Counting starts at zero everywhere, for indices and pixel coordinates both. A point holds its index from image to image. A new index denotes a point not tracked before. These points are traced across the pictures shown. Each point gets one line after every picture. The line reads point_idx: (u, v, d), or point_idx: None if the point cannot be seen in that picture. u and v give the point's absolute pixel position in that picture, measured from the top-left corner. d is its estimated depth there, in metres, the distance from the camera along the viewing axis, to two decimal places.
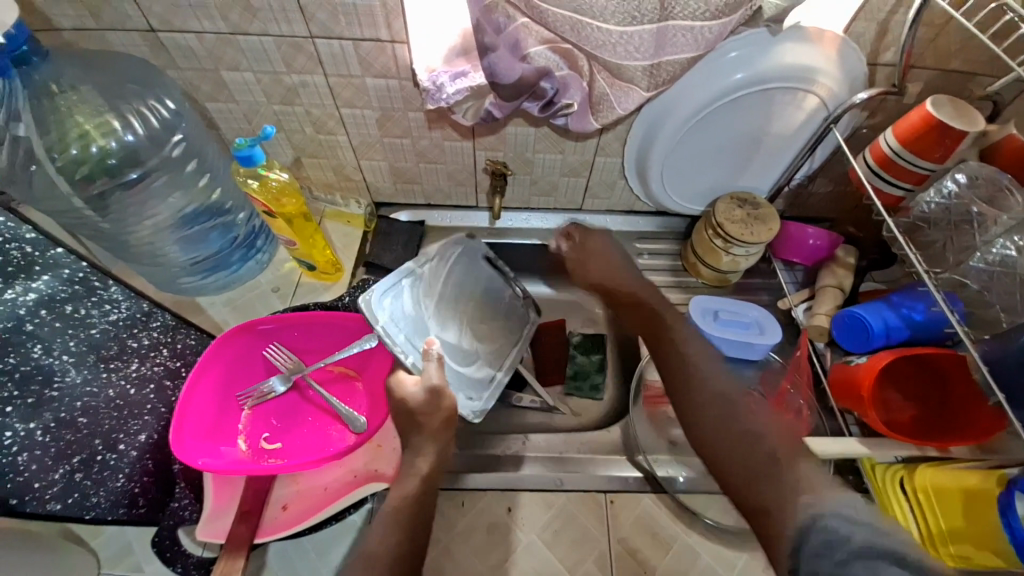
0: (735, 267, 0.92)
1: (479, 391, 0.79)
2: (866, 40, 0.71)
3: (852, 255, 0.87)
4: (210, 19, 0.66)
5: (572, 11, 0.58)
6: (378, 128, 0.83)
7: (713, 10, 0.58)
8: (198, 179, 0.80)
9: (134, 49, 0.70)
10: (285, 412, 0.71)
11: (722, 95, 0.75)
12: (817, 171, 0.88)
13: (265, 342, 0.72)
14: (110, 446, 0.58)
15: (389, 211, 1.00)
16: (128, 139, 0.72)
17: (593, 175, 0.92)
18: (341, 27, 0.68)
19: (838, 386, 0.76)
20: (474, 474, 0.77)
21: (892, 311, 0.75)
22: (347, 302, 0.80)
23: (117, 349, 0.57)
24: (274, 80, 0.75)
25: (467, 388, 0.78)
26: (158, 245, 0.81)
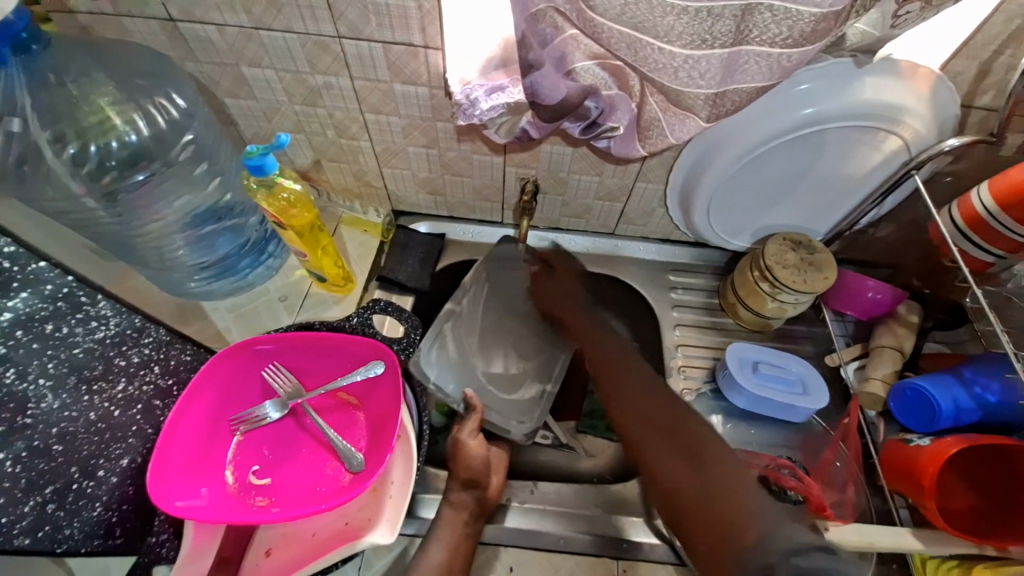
0: (780, 314, 0.83)
1: (529, 412, 0.83)
2: (963, 80, 0.61)
3: (915, 313, 0.78)
4: (232, 11, 0.61)
5: (631, 28, 0.50)
6: (404, 135, 0.77)
7: (796, 37, 0.49)
8: (209, 181, 0.76)
9: (151, 38, 0.65)
10: (278, 442, 0.68)
11: (787, 132, 0.67)
12: (882, 217, 0.79)
13: (264, 362, 0.68)
14: (88, 474, 0.53)
15: (408, 221, 0.94)
16: (131, 139, 0.69)
17: (631, 201, 0.85)
18: (370, 28, 0.61)
19: (889, 466, 0.69)
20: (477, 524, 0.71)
21: (964, 389, 0.66)
22: (355, 323, 0.71)
23: (103, 368, 0.54)
24: (296, 79, 0.70)
25: (518, 413, 0.83)
26: (166, 246, 0.76)
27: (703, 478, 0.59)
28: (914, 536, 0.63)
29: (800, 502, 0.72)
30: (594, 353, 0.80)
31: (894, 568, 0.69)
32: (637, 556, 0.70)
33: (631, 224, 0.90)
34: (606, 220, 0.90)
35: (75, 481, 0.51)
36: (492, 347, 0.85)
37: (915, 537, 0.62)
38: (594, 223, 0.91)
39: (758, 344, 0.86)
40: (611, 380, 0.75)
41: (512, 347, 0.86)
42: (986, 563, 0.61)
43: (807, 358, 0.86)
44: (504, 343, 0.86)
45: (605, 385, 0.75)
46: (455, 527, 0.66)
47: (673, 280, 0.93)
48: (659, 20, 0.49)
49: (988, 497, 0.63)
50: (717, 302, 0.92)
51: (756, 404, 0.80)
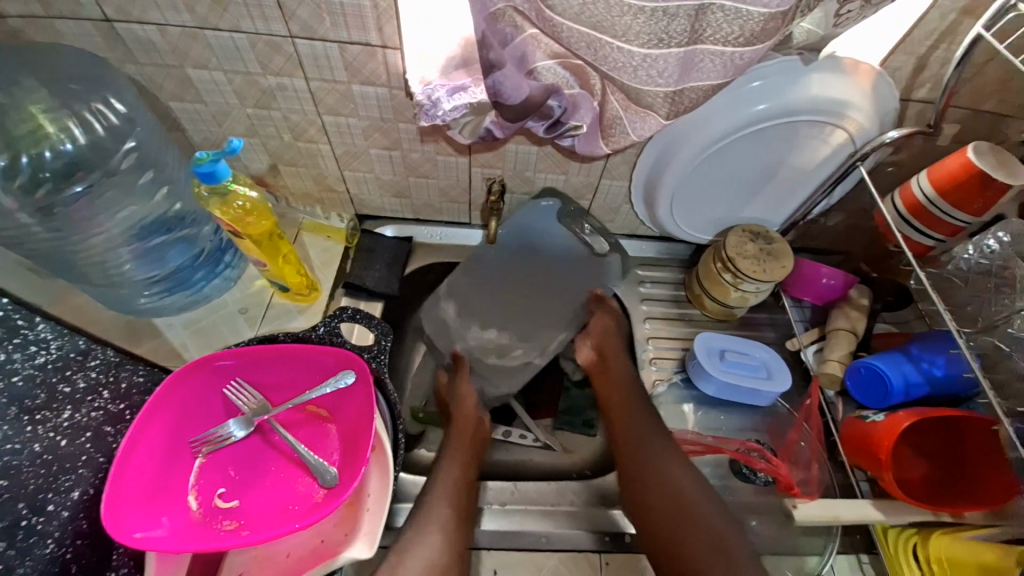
0: (743, 303, 0.86)
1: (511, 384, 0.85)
2: (902, 75, 0.65)
3: (865, 296, 0.81)
4: (175, 10, 0.58)
5: (590, 28, 0.51)
6: (365, 138, 0.75)
7: (748, 36, 0.51)
8: (155, 191, 0.72)
9: (86, 40, 0.61)
10: (245, 461, 0.65)
11: (743, 128, 0.69)
12: (833, 207, 0.83)
13: (225, 380, 0.65)
14: (37, 509, 0.49)
15: (373, 225, 0.92)
16: (66, 148, 0.65)
17: (597, 199, 0.86)
18: (324, 27, 0.59)
19: (849, 441, 0.73)
20: None
21: (912, 365, 0.70)
22: (322, 333, 0.69)
23: (46, 397, 0.50)
24: (248, 81, 0.66)
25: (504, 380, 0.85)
26: (111, 261, 0.72)
27: (683, 521, 0.64)
28: (875, 508, 0.66)
29: (771, 483, 0.77)
30: (605, 371, 0.81)
31: (858, 539, 0.72)
32: (619, 548, 0.71)
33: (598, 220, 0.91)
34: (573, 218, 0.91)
35: (25, 517, 0.47)
36: (488, 315, 0.89)
37: (876, 508, 0.66)
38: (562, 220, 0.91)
39: (723, 333, 0.88)
40: (620, 403, 0.77)
41: (507, 318, 0.89)
42: (941, 529, 0.65)
43: (770, 344, 0.89)
44: (501, 313, 0.89)
45: (609, 404, 0.77)
46: (457, 465, 0.70)
47: (641, 274, 0.95)
48: (617, 19, 0.49)
49: (937, 463, 0.68)
50: (683, 294, 0.94)
51: (724, 390, 0.83)
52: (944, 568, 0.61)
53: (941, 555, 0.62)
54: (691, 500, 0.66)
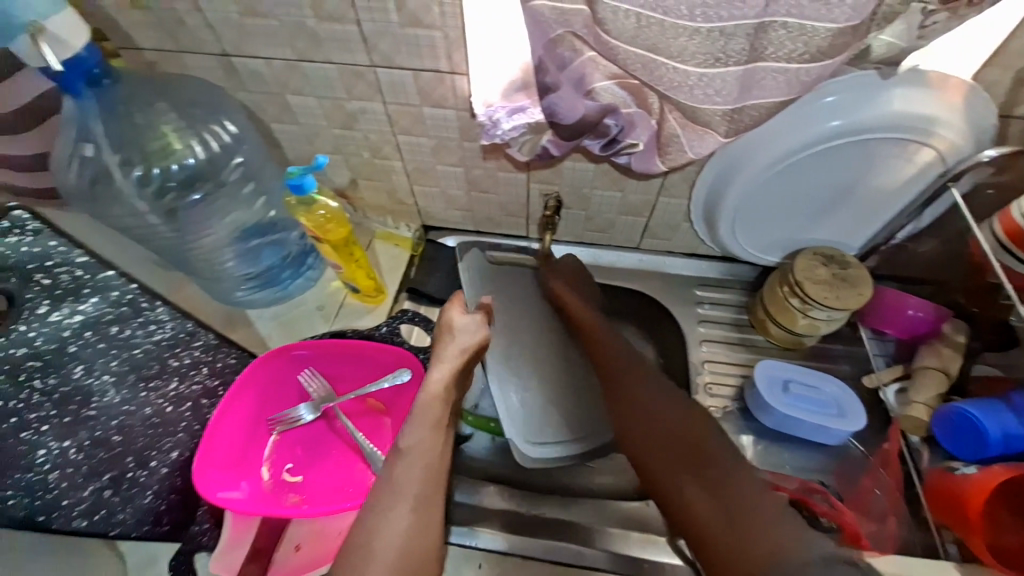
0: (813, 331, 0.80)
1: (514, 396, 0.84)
2: (1000, 89, 0.59)
3: (962, 332, 0.73)
4: (279, 47, 0.67)
5: (646, 50, 0.52)
6: (433, 155, 0.81)
7: (814, 52, 0.50)
8: (255, 200, 0.83)
9: (208, 72, 0.72)
10: (311, 442, 0.71)
11: (811, 146, 0.66)
12: (924, 231, 0.75)
13: (299, 367, 0.72)
14: (141, 463, 0.58)
15: (438, 236, 0.98)
16: (189, 162, 0.75)
17: (655, 216, 0.85)
18: (400, 56, 0.66)
19: (934, 497, 0.66)
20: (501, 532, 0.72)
21: (1015, 414, 0.62)
22: (385, 333, 0.76)
23: (158, 369, 0.59)
24: (335, 105, 0.75)
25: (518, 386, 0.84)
26: (216, 259, 0.83)
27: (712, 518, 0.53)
28: (959, 573, 0.58)
29: (833, 531, 0.67)
30: (607, 359, 0.75)
31: None
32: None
33: (656, 238, 0.90)
34: (630, 234, 0.90)
35: (130, 469, 0.57)
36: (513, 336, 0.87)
37: (961, 574, 0.58)
38: (619, 237, 0.91)
39: (789, 362, 0.83)
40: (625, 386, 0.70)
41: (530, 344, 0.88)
42: None
43: (844, 379, 0.82)
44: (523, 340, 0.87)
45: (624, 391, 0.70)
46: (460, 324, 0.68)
47: (700, 295, 0.92)
48: (671, 41, 0.50)
49: None
50: (746, 318, 0.89)
51: (786, 424, 0.77)
52: None
53: None
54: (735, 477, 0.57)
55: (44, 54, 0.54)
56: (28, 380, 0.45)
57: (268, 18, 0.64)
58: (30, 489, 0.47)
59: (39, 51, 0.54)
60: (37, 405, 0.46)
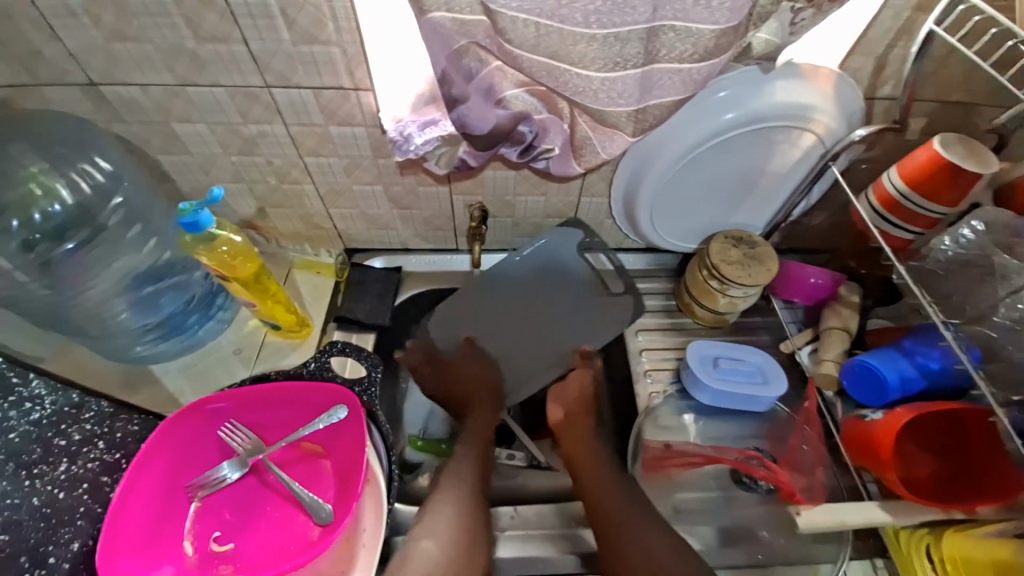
0: (733, 309, 0.86)
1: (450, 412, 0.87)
2: (863, 75, 0.67)
3: (856, 293, 0.82)
4: (156, 71, 0.61)
5: (549, 57, 0.53)
6: (347, 175, 0.77)
7: (702, 52, 0.53)
8: (144, 242, 0.74)
9: (74, 105, 0.64)
10: (240, 504, 0.64)
11: (712, 138, 0.71)
12: (815, 206, 0.83)
13: (219, 422, 0.65)
14: (36, 562, 0.51)
15: (363, 258, 0.93)
16: (55, 210, 0.67)
17: (579, 216, 0.87)
18: (298, 75, 0.62)
19: (851, 443, 0.72)
20: None
21: (906, 360, 0.70)
22: (314, 369, 0.70)
23: (43, 451, 0.55)
24: (230, 130, 0.69)
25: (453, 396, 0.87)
26: (106, 312, 0.73)
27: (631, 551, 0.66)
28: (882, 509, 0.65)
29: (773, 491, 0.75)
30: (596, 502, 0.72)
31: (871, 543, 0.71)
32: None
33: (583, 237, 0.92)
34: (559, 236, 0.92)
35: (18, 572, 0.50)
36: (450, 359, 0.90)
37: (883, 510, 0.65)
38: None
39: (717, 340, 0.88)
40: (623, 533, 0.67)
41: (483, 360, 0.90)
42: (954, 526, 0.64)
43: (765, 348, 0.89)
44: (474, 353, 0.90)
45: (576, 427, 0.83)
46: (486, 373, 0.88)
47: (631, 287, 0.95)
48: (572, 48, 0.51)
49: (946, 461, 0.66)
50: (674, 303, 0.94)
51: (721, 398, 0.82)
52: (959, 569, 0.60)
53: (955, 555, 0.61)
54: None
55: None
56: None
57: (139, 41, 0.58)
58: None
59: None
60: None
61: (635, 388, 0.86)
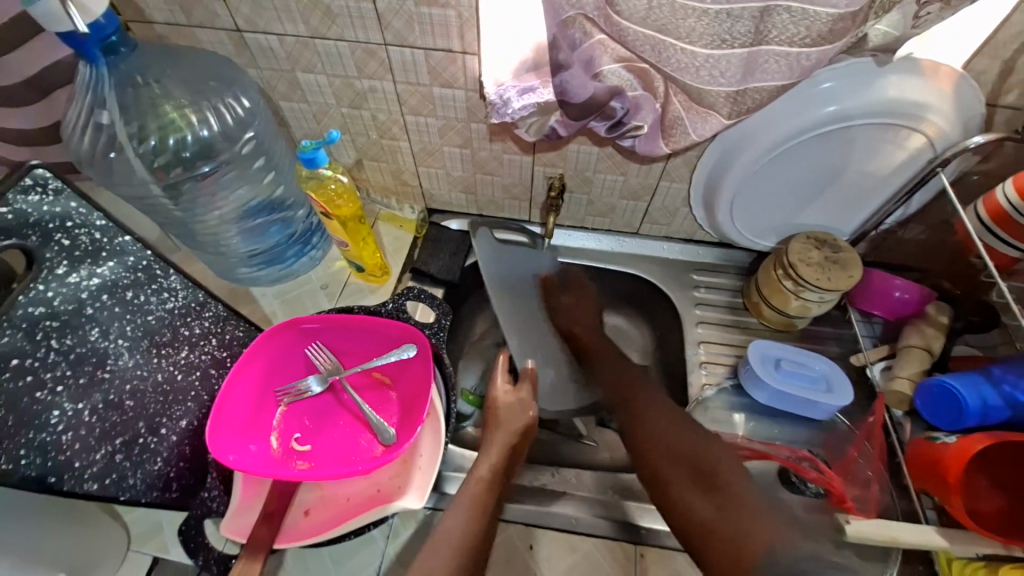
0: (804, 313, 0.83)
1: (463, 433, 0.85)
2: (988, 78, 0.62)
3: (945, 314, 0.77)
4: (292, 22, 0.68)
5: (655, 31, 0.54)
6: (440, 136, 0.83)
7: (815, 37, 0.52)
8: (264, 175, 0.83)
9: (219, 46, 0.73)
10: (318, 413, 0.73)
11: (810, 130, 0.69)
12: (911, 217, 0.79)
13: (307, 341, 0.73)
14: (151, 430, 0.59)
15: (441, 219, 1.00)
16: (204, 134, 0.76)
17: (655, 200, 0.88)
18: (414, 36, 0.68)
19: (915, 464, 0.69)
20: (512, 505, 0.73)
21: (992, 387, 0.65)
22: (391, 308, 0.77)
23: (170, 336, 0.61)
24: (345, 83, 0.76)
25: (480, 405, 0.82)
26: (221, 235, 0.84)
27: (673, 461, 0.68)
28: (939, 534, 0.62)
29: (821, 495, 0.73)
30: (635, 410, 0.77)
31: (920, 570, 0.67)
32: (654, 541, 0.71)
33: (655, 223, 0.93)
34: (630, 219, 0.93)
35: (141, 434, 0.57)
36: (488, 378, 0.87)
37: (940, 536, 0.62)
38: (618, 221, 0.94)
39: (780, 342, 0.86)
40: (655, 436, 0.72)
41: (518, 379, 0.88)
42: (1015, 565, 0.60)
43: (833, 359, 0.86)
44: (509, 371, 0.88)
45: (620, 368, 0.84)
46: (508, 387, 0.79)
47: (696, 279, 0.95)
48: (680, 22, 0.53)
49: (1013, 497, 0.62)
50: (741, 301, 0.93)
51: (777, 399, 0.80)
52: None
53: None
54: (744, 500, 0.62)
55: (73, 18, 0.55)
56: (46, 339, 0.47)
57: None
58: (43, 449, 0.48)
59: (67, 15, 0.55)
60: (54, 364, 0.48)
61: (687, 377, 0.87)
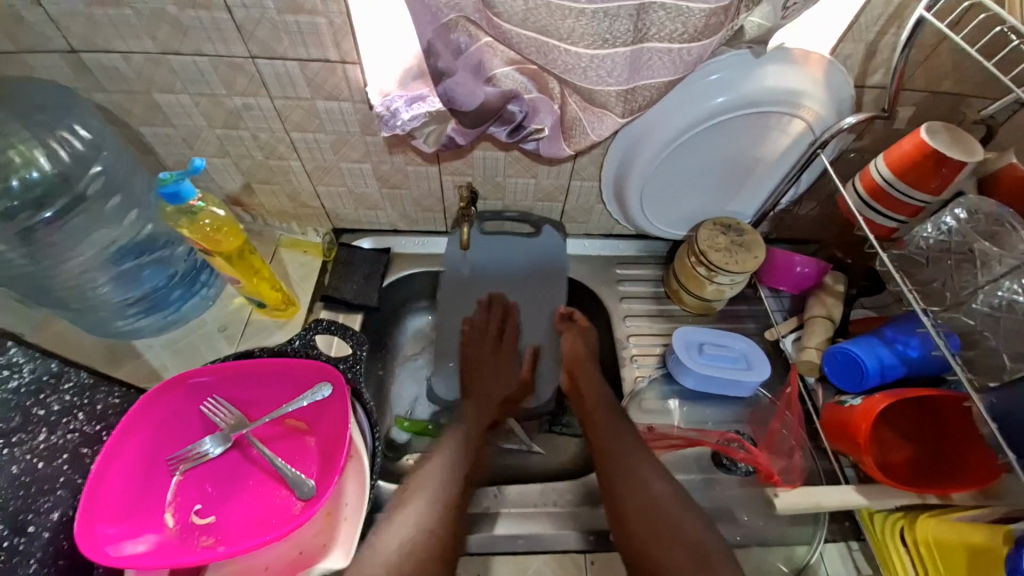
0: (720, 296, 0.86)
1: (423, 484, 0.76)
2: (854, 61, 0.67)
3: (841, 282, 0.82)
4: (138, 39, 0.60)
5: (537, 32, 0.52)
6: (335, 152, 0.76)
7: (692, 32, 0.53)
8: (125, 214, 0.74)
9: (58, 73, 0.63)
10: (222, 477, 0.65)
11: (704, 121, 0.70)
12: (803, 195, 0.84)
13: (202, 397, 0.66)
14: (18, 529, 0.50)
15: (351, 238, 0.92)
16: (33, 177, 0.66)
17: (569, 200, 0.87)
18: (283, 46, 0.61)
19: (828, 427, 0.73)
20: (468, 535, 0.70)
21: (886, 346, 0.71)
22: (298, 345, 0.71)
23: (20, 420, 0.52)
24: (214, 102, 0.68)
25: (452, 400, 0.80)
26: (87, 286, 0.73)
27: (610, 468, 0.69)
28: (857, 492, 0.66)
29: (751, 472, 0.77)
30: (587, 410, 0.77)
31: (846, 526, 0.72)
32: (604, 547, 0.70)
33: (573, 222, 0.92)
34: (548, 220, 0.92)
35: (4, 537, 0.48)
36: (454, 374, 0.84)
37: (859, 493, 0.66)
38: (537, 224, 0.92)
39: (702, 326, 0.89)
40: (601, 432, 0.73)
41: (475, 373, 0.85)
42: (927, 510, 0.65)
43: (750, 335, 0.90)
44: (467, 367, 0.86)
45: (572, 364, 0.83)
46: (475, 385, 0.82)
47: (619, 273, 0.95)
48: (560, 23, 0.51)
49: (916, 445, 0.68)
50: (663, 290, 0.94)
51: (704, 383, 0.82)
52: (932, 550, 0.62)
53: (929, 537, 0.62)
54: (673, 516, 0.64)
55: None
56: None
57: (121, 7, 0.56)
58: None
59: None
60: None
61: (620, 373, 0.87)
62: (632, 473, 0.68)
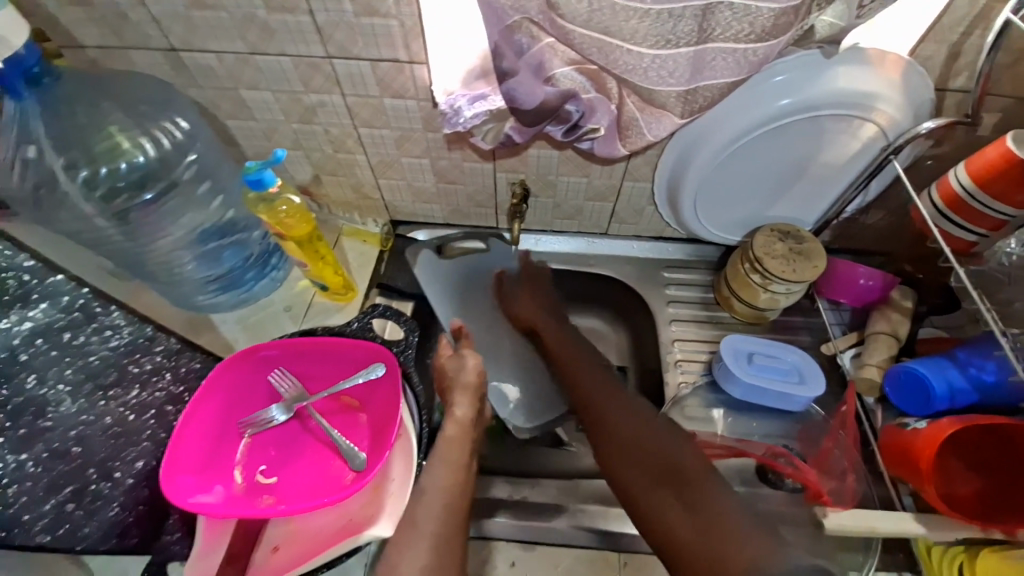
0: (774, 305, 0.83)
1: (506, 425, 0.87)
2: (934, 64, 0.63)
3: (909, 298, 0.78)
4: (230, 39, 0.66)
5: (600, 33, 0.53)
6: (397, 147, 0.80)
7: (759, 32, 0.52)
8: (211, 200, 0.81)
9: (156, 68, 0.71)
10: (283, 443, 0.71)
11: (766, 123, 0.68)
12: (870, 204, 0.80)
13: (269, 368, 0.72)
14: (105, 475, 0.57)
15: (406, 230, 0.96)
16: (139, 161, 0.73)
17: (620, 201, 0.87)
18: (357, 47, 0.65)
19: (888, 452, 0.69)
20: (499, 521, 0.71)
21: (958, 370, 0.66)
22: (356, 328, 0.74)
23: (117, 376, 0.59)
24: (292, 99, 0.74)
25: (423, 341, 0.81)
26: (174, 263, 0.81)
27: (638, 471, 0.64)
28: (917, 522, 0.62)
29: (798, 490, 0.73)
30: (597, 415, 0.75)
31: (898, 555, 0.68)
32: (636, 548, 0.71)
33: (622, 223, 0.92)
34: (597, 220, 0.92)
35: (95, 481, 0.55)
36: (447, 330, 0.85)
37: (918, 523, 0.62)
38: (586, 223, 0.93)
39: (753, 335, 0.86)
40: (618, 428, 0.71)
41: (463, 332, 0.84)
42: (990, 546, 0.61)
43: (805, 348, 0.86)
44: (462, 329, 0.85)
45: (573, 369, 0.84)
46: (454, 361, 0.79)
47: (668, 277, 0.94)
48: (624, 24, 0.52)
49: (990, 479, 0.62)
50: (712, 296, 0.92)
51: (752, 394, 0.80)
52: None
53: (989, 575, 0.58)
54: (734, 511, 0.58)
55: None
56: None
57: (216, 9, 0.62)
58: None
59: None
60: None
61: (664, 377, 0.87)
62: (682, 467, 0.63)
